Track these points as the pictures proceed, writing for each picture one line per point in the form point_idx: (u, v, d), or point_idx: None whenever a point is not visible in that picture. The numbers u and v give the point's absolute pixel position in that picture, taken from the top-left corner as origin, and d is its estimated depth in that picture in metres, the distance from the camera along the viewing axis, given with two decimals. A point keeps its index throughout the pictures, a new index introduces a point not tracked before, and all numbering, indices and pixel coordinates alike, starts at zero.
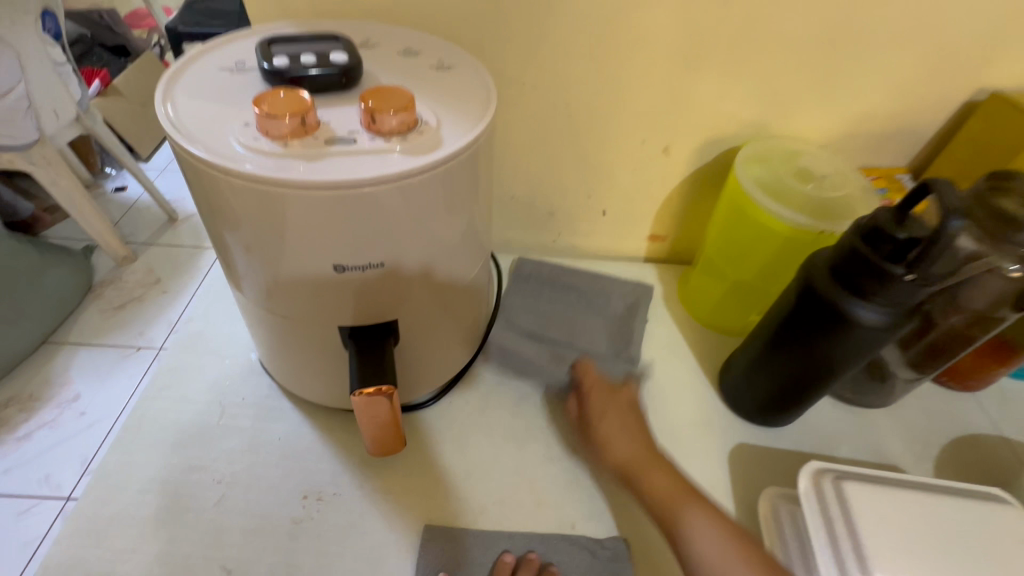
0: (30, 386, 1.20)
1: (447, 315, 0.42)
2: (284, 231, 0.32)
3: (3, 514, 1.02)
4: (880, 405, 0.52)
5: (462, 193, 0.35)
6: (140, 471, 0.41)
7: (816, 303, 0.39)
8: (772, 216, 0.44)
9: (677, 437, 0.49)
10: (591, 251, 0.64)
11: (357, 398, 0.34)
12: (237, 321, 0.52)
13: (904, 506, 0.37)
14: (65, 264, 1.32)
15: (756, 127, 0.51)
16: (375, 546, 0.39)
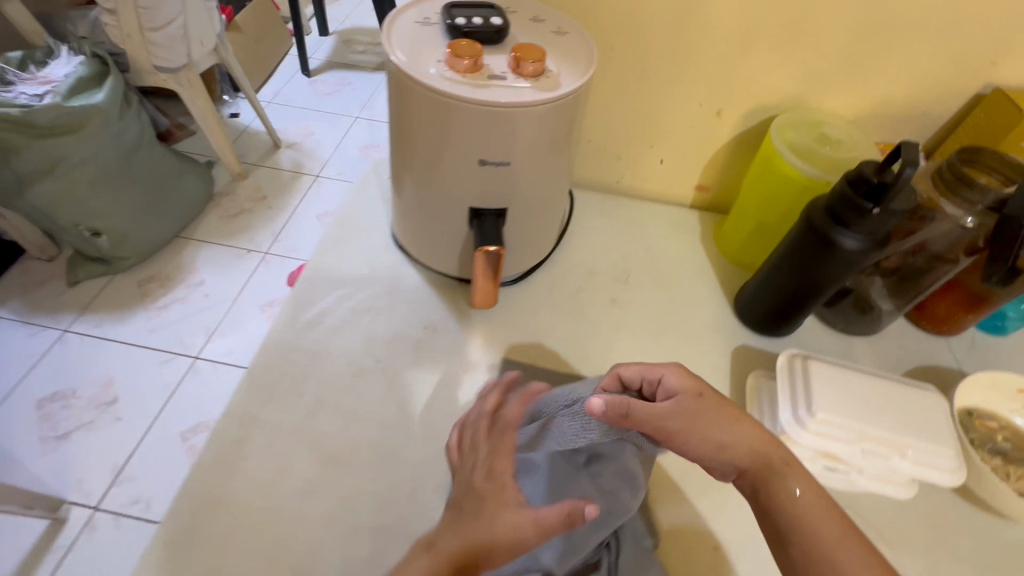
0: (168, 269, 1.48)
1: (538, 214, 0.59)
2: (449, 133, 0.48)
3: (148, 361, 1.31)
4: (863, 334, 0.65)
5: (565, 120, 0.50)
6: (316, 297, 0.61)
7: (813, 232, 0.52)
8: (794, 168, 0.57)
9: (694, 333, 0.64)
10: (647, 193, 0.78)
11: (477, 252, 0.52)
12: (376, 212, 0.70)
13: (852, 379, 0.51)
14: (195, 173, 1.58)
15: (796, 100, 0.63)
16: (472, 362, 0.58)
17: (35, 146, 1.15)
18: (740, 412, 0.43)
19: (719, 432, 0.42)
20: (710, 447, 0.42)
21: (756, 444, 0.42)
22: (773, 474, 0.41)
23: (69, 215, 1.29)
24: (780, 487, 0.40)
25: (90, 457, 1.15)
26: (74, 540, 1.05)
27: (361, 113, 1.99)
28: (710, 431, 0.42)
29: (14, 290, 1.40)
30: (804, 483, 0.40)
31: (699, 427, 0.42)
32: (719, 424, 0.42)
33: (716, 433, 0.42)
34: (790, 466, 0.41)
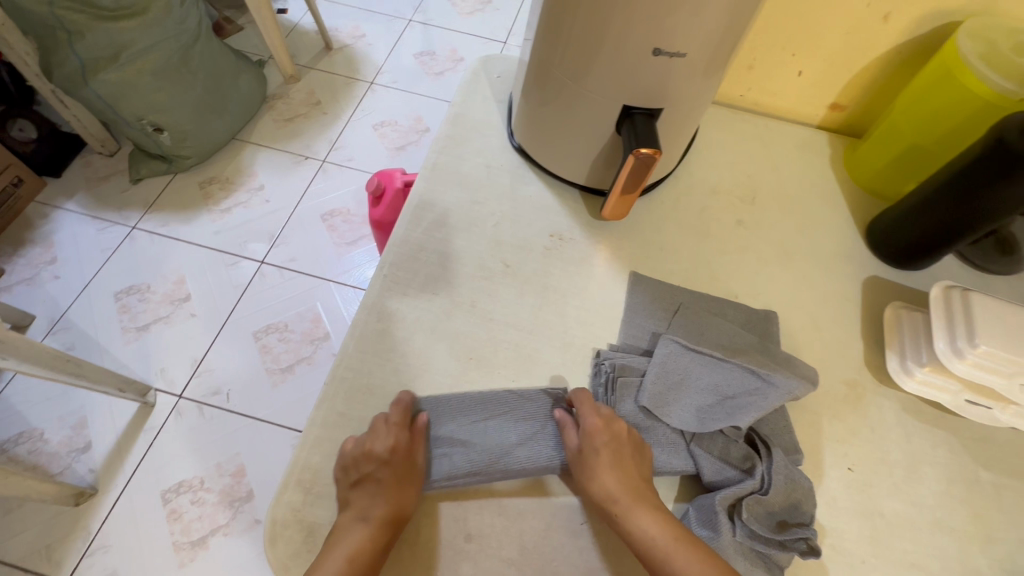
0: (228, 172, 1.46)
1: (684, 119, 0.54)
2: (622, 10, 0.44)
3: (216, 263, 1.32)
4: (1001, 274, 0.62)
5: (749, 6, 0.44)
6: (438, 196, 0.59)
7: (1002, 154, 0.47)
8: (983, 81, 0.51)
9: (824, 260, 0.61)
10: (773, 109, 0.72)
11: (632, 154, 0.48)
12: (489, 113, 0.66)
13: (1019, 313, 0.48)
14: (250, 72, 1.51)
15: (986, 3, 0.54)
16: (599, 274, 0.57)
17: (100, 30, 1.09)
18: (620, 457, 0.43)
19: (585, 471, 0.42)
20: (580, 479, 0.43)
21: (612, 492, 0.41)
22: (619, 516, 0.41)
23: (132, 108, 1.25)
24: (626, 530, 0.40)
25: (169, 349, 1.20)
26: (163, 423, 1.12)
27: (414, 15, 1.85)
28: (579, 466, 0.43)
29: (80, 184, 1.40)
30: (650, 524, 0.40)
31: (579, 467, 0.43)
32: (586, 463, 0.42)
33: (582, 476, 0.43)
34: (641, 506, 0.41)
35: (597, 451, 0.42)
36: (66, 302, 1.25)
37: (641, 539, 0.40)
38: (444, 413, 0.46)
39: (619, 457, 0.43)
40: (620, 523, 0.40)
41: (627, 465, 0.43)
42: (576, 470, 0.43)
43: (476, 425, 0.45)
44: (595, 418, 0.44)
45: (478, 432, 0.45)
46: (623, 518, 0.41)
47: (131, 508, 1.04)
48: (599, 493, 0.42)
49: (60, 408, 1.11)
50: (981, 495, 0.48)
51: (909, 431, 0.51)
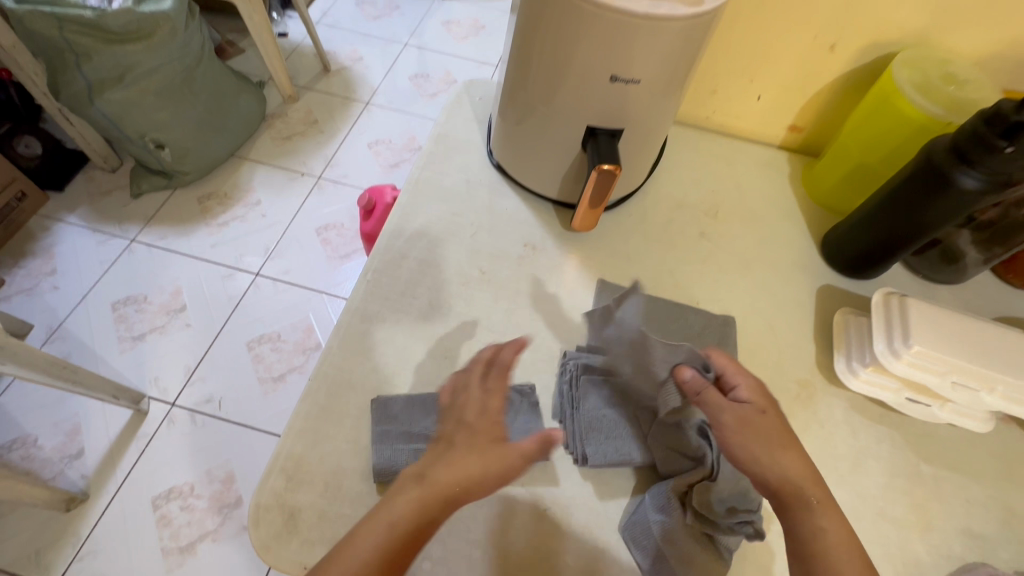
0: (226, 187, 1.51)
1: (645, 139, 0.60)
2: (582, 42, 0.49)
3: (212, 275, 1.36)
4: (946, 283, 0.66)
5: (695, 40, 0.49)
6: (421, 209, 0.63)
7: (931, 172, 0.52)
8: (914, 106, 0.56)
9: (781, 270, 0.66)
10: (737, 130, 0.78)
11: (595, 170, 0.53)
12: (471, 132, 0.71)
13: (949, 317, 0.52)
14: (250, 92, 1.57)
15: (919, 37, 0.60)
16: (569, 281, 0.61)
17: (106, 52, 1.15)
18: (790, 435, 0.41)
19: (764, 448, 0.40)
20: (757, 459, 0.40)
21: (794, 475, 0.39)
22: (805, 504, 0.38)
23: (135, 126, 1.30)
24: (804, 521, 0.37)
25: (164, 358, 1.23)
26: (156, 430, 1.14)
27: (410, 39, 1.93)
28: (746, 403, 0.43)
29: (82, 198, 1.45)
30: (832, 524, 0.37)
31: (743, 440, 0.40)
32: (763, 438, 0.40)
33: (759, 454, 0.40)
34: (826, 506, 0.38)
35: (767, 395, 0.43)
36: (64, 312, 1.28)
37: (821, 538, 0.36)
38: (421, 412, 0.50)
39: (790, 438, 0.41)
40: (805, 511, 0.37)
41: (796, 448, 0.41)
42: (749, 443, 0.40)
43: None
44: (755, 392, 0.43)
45: None
46: (786, 453, 0.40)
47: (121, 514, 1.05)
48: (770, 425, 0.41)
49: (54, 415, 1.13)
50: (921, 486, 0.52)
51: (855, 427, 0.55)
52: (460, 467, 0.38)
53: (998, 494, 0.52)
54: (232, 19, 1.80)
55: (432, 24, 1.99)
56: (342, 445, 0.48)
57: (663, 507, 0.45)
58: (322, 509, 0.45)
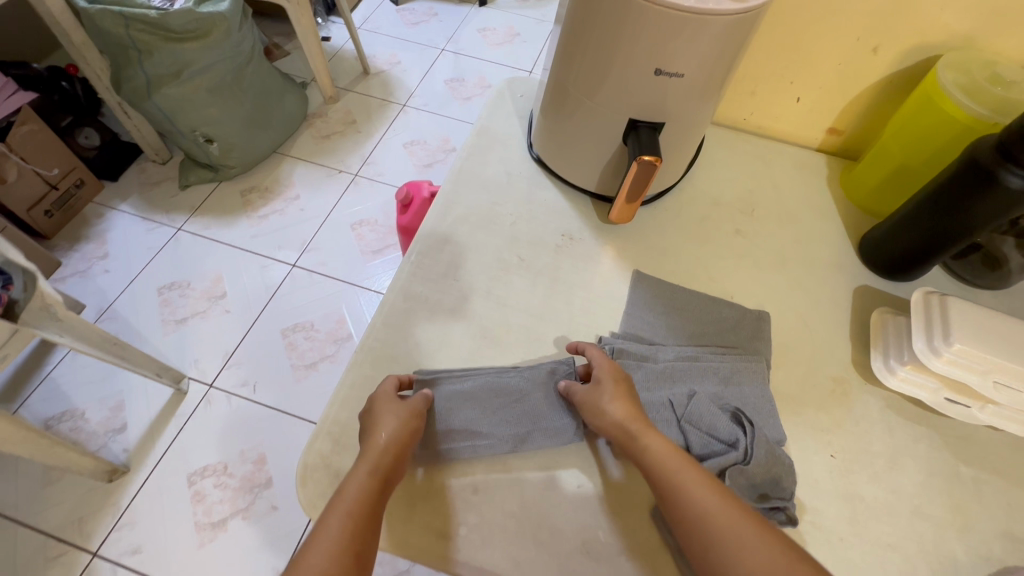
0: (267, 182, 1.57)
1: (685, 133, 0.61)
2: (628, 35, 0.51)
3: (251, 264, 1.42)
4: (988, 288, 0.66)
5: (739, 35, 0.51)
6: (463, 198, 0.66)
7: (977, 172, 0.52)
8: (960, 107, 0.56)
9: (818, 270, 0.66)
10: (775, 132, 0.78)
11: (636, 160, 0.54)
12: (511, 127, 0.74)
13: (990, 317, 0.52)
14: (294, 92, 1.64)
15: (965, 39, 0.60)
16: (605, 271, 0.62)
17: (166, 49, 1.22)
18: (625, 388, 0.48)
19: (597, 402, 0.47)
20: (591, 411, 0.47)
21: (623, 417, 0.45)
22: (633, 436, 0.44)
23: (187, 120, 1.37)
24: (640, 447, 0.44)
25: (203, 341, 1.28)
26: (193, 410, 1.18)
27: (447, 45, 1.98)
28: (593, 399, 0.47)
29: (134, 188, 1.53)
30: (660, 445, 0.43)
31: (591, 398, 0.47)
32: (599, 392, 0.47)
33: (596, 403, 0.47)
34: (652, 431, 0.45)
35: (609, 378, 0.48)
36: (113, 294, 1.35)
37: (654, 457, 0.43)
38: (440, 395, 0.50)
39: (625, 390, 0.48)
40: (636, 445, 0.44)
41: (630, 397, 0.47)
42: (590, 400, 0.47)
43: (484, 415, 0.50)
44: (603, 362, 0.49)
45: (489, 420, 0.50)
46: (639, 441, 0.44)
47: (158, 488, 1.10)
48: (615, 420, 0.46)
49: (101, 390, 1.19)
50: (961, 488, 0.51)
51: (892, 425, 0.54)
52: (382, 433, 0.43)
53: None
54: (279, 23, 1.88)
55: (468, 31, 2.04)
56: None
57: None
58: None
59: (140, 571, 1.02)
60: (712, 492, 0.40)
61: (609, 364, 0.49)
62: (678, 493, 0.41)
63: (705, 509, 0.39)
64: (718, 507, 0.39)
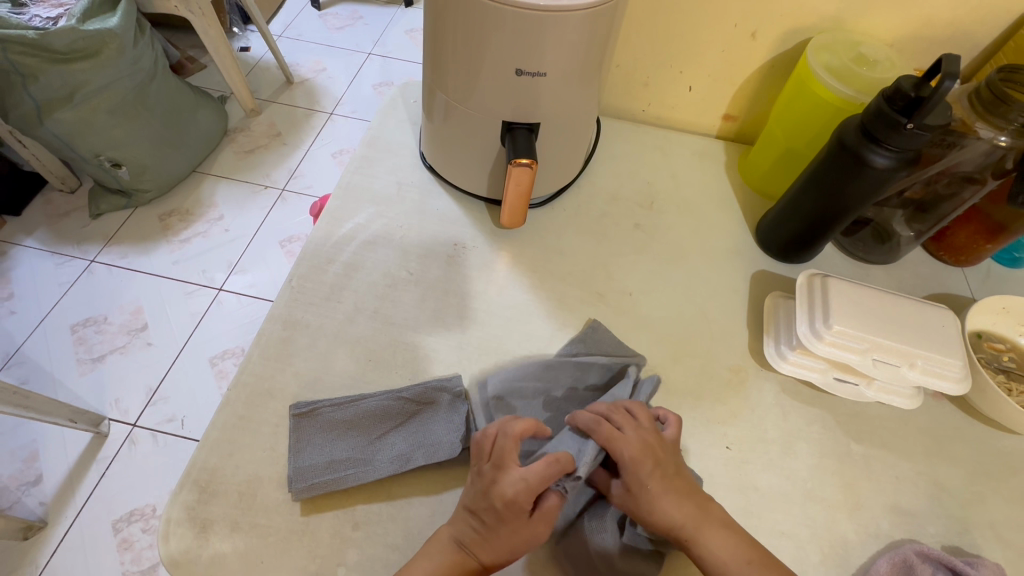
0: (187, 204, 1.49)
1: (567, 130, 0.59)
2: (485, 35, 0.49)
3: (174, 291, 1.34)
4: (881, 262, 0.67)
5: (599, 28, 0.50)
6: (350, 213, 0.63)
7: (846, 153, 0.52)
8: (828, 89, 0.56)
9: (718, 258, 0.66)
10: (674, 121, 0.78)
11: (512, 164, 0.53)
12: (403, 134, 0.71)
13: (867, 296, 0.53)
14: (210, 107, 1.56)
15: (834, 21, 0.61)
16: (499, 278, 0.60)
17: (53, 72, 1.14)
18: (672, 480, 0.44)
19: (649, 508, 0.42)
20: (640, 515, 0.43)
21: (676, 518, 0.42)
22: (690, 538, 0.42)
23: (89, 145, 1.29)
24: (697, 551, 0.42)
25: (124, 379, 1.21)
26: (116, 452, 1.12)
27: (374, 49, 1.93)
28: (640, 506, 0.43)
29: (39, 221, 1.43)
30: (720, 543, 0.42)
31: (640, 503, 0.43)
32: (644, 500, 0.43)
33: (646, 506, 0.43)
34: (710, 527, 0.42)
35: (655, 473, 0.43)
36: (21, 337, 1.26)
37: (713, 561, 0.41)
38: (316, 431, 0.48)
39: (664, 473, 0.44)
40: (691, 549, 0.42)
41: (680, 489, 0.44)
42: (636, 505, 0.43)
43: (371, 445, 0.47)
44: (634, 449, 0.44)
45: (375, 450, 0.47)
46: (698, 547, 0.41)
47: (80, 538, 1.03)
48: (670, 523, 0.42)
49: (11, 442, 1.11)
50: (852, 467, 0.52)
51: (786, 410, 0.54)
52: (494, 546, 0.41)
53: (927, 470, 0.52)
54: (193, 35, 1.80)
55: (395, 33, 1.99)
56: (259, 454, 0.47)
57: (597, 517, 0.45)
58: (234, 520, 0.44)
59: None
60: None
61: (640, 447, 0.44)
62: None
63: None
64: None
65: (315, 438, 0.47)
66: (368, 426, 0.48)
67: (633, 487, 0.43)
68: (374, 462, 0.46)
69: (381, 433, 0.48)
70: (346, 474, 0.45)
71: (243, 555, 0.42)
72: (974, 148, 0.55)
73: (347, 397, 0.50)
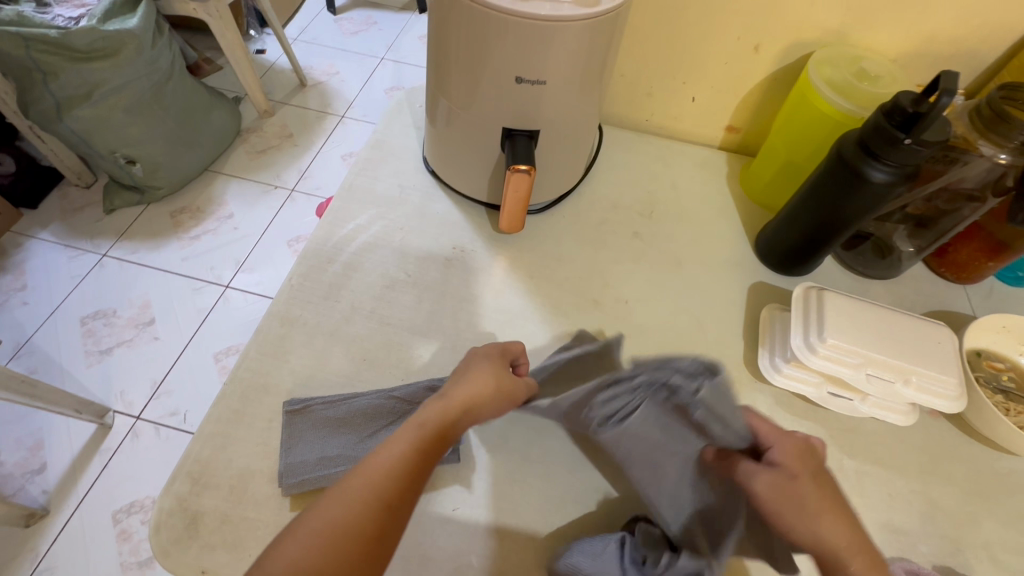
0: (199, 201, 1.52)
1: (567, 138, 0.60)
2: (485, 42, 0.50)
3: (182, 287, 1.37)
4: (881, 278, 0.66)
5: (599, 39, 0.50)
6: (351, 214, 0.64)
7: (845, 167, 0.52)
8: (828, 102, 0.57)
9: (716, 269, 0.66)
10: (677, 131, 0.78)
11: (510, 169, 0.54)
12: (407, 138, 0.72)
13: (863, 311, 0.52)
14: (224, 107, 1.59)
15: (837, 35, 0.61)
16: (496, 283, 0.61)
17: (73, 70, 1.17)
18: (831, 497, 0.39)
19: (803, 514, 0.38)
20: (786, 524, 0.38)
21: (838, 543, 0.37)
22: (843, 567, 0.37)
23: (105, 142, 1.32)
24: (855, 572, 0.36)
25: (130, 371, 1.23)
26: (119, 444, 1.13)
27: (387, 54, 1.96)
28: (798, 515, 0.38)
29: (55, 215, 1.46)
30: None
31: (787, 510, 0.39)
32: (802, 511, 0.38)
33: (803, 513, 0.38)
34: (872, 562, 0.37)
35: (817, 485, 0.40)
36: (32, 328, 1.28)
37: None
38: (310, 429, 0.48)
39: (833, 492, 0.40)
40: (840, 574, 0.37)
41: (847, 518, 0.38)
42: (789, 505, 0.38)
43: (359, 441, 0.48)
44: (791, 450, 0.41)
45: (363, 446, 0.48)
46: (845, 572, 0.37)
47: (81, 528, 1.05)
48: (823, 540, 0.38)
49: (18, 430, 1.13)
50: (843, 482, 0.51)
51: (779, 422, 0.54)
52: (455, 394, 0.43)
53: (920, 488, 0.51)
54: (210, 37, 1.83)
55: (408, 39, 2.02)
56: (252, 448, 0.47)
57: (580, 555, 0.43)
58: (225, 512, 0.44)
59: None
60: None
61: (796, 453, 0.41)
62: None
63: None
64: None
65: (307, 435, 0.48)
66: (358, 423, 0.49)
67: (774, 492, 0.39)
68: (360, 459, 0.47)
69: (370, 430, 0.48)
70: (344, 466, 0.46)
71: (231, 546, 0.43)
72: (976, 168, 0.55)
73: (339, 396, 0.51)
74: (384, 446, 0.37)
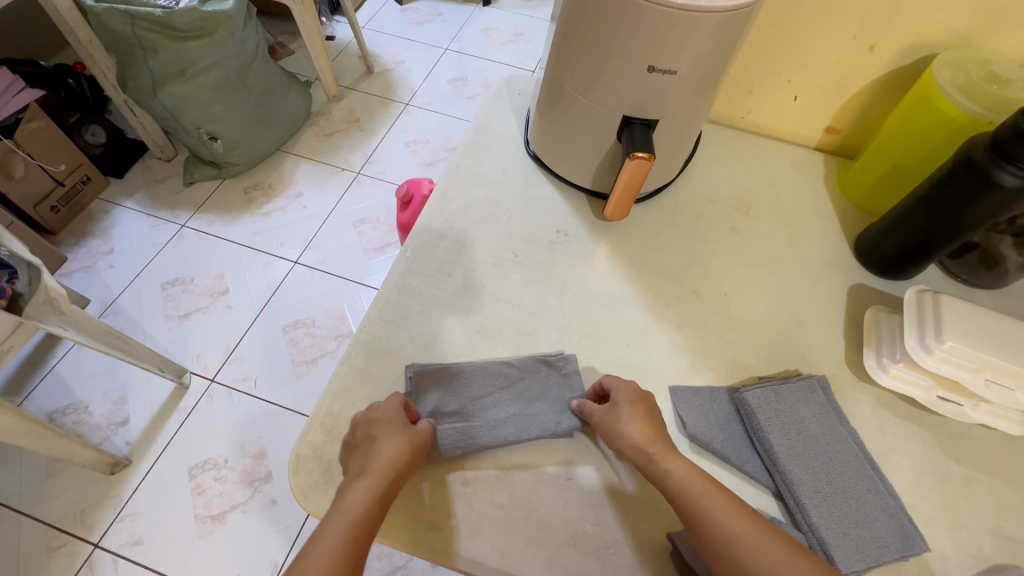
0: (270, 180, 1.58)
1: (680, 129, 0.61)
2: (622, 31, 0.51)
3: (254, 260, 1.43)
4: (986, 287, 0.65)
5: (733, 32, 0.51)
6: (459, 195, 0.66)
7: (973, 170, 0.51)
8: (954, 106, 0.56)
9: (816, 268, 0.66)
10: (773, 130, 0.78)
11: (630, 157, 0.55)
12: (509, 124, 0.74)
13: (983, 318, 0.52)
14: (299, 90, 1.65)
15: (962, 39, 0.60)
16: (597, 268, 0.62)
17: (171, 48, 1.23)
18: (641, 411, 0.48)
19: (618, 424, 0.47)
20: (608, 434, 0.47)
21: (679, 467, 0.44)
22: (652, 459, 0.44)
23: (192, 118, 1.38)
24: (660, 470, 0.44)
25: (206, 337, 1.29)
26: (195, 404, 1.20)
27: (451, 44, 1.99)
28: (612, 425, 0.47)
29: (139, 185, 1.54)
30: (680, 465, 0.44)
31: (608, 422, 0.47)
32: (612, 419, 0.47)
33: (615, 427, 0.47)
34: (673, 451, 0.45)
35: (623, 407, 0.48)
36: (117, 290, 1.36)
37: (673, 478, 0.43)
38: (429, 394, 0.50)
39: (646, 413, 0.48)
40: (654, 465, 0.44)
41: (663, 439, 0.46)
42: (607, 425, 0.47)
43: (473, 407, 0.50)
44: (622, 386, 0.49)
45: (476, 412, 0.50)
46: (658, 462, 0.44)
47: (159, 480, 1.11)
48: (635, 443, 0.46)
49: (104, 383, 1.21)
50: (952, 487, 0.51)
51: (884, 422, 0.54)
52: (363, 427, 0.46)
53: None
54: (285, 22, 1.90)
55: (472, 30, 2.04)
56: None
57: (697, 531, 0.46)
58: None
59: (139, 562, 1.03)
60: (772, 547, 0.38)
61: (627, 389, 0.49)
62: (708, 520, 0.40)
63: (734, 531, 0.39)
64: (779, 555, 0.38)
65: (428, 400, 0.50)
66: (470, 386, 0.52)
67: (603, 419, 0.48)
68: (476, 423, 0.49)
69: (481, 397, 0.51)
70: (474, 428, 0.49)
71: None
72: None
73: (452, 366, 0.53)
74: (317, 536, 0.38)
